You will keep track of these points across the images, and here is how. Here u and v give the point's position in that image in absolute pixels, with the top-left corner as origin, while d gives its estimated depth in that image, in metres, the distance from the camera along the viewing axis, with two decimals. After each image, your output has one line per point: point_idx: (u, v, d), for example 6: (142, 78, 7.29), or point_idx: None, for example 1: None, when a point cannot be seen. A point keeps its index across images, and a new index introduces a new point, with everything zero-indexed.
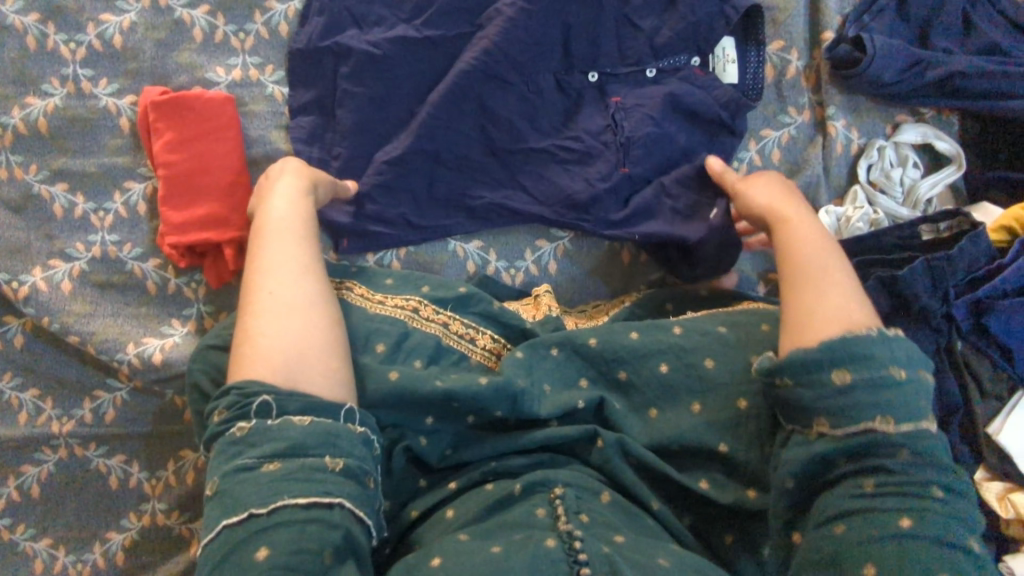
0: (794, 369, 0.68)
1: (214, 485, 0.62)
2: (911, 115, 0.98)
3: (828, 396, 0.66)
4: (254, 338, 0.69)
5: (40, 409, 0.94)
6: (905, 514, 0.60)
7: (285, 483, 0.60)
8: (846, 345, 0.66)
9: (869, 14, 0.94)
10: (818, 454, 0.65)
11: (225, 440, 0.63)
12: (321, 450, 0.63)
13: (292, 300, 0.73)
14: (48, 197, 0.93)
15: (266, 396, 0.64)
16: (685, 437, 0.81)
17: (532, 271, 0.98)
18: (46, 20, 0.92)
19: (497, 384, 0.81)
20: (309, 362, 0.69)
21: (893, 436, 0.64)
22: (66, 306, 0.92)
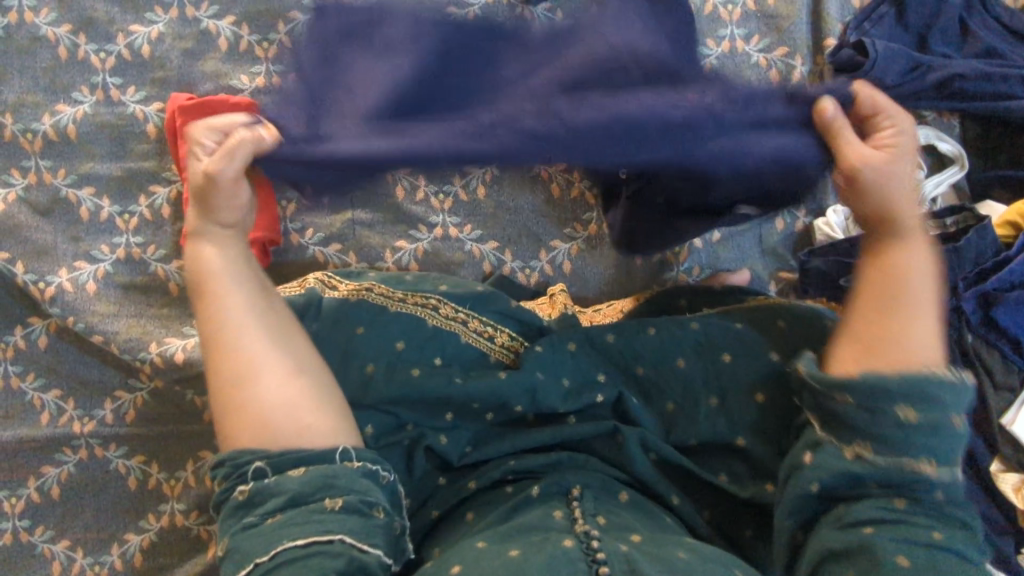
0: (858, 389, 0.62)
1: (223, 546, 0.63)
2: (914, 118, 0.99)
3: (886, 421, 0.61)
4: (232, 407, 0.66)
5: (62, 409, 0.95)
6: (937, 534, 0.59)
7: (286, 531, 0.61)
8: (921, 382, 0.61)
9: (869, 21, 0.98)
10: (853, 471, 0.62)
11: (230, 504, 0.65)
12: (319, 495, 0.63)
13: (253, 361, 0.67)
14: (75, 200, 0.95)
15: (260, 462, 0.64)
16: (703, 433, 0.83)
17: (545, 271, 1.00)
18: (77, 31, 0.95)
19: (518, 378, 0.85)
20: (286, 422, 0.66)
21: (936, 475, 0.61)
22: (91, 307, 0.94)
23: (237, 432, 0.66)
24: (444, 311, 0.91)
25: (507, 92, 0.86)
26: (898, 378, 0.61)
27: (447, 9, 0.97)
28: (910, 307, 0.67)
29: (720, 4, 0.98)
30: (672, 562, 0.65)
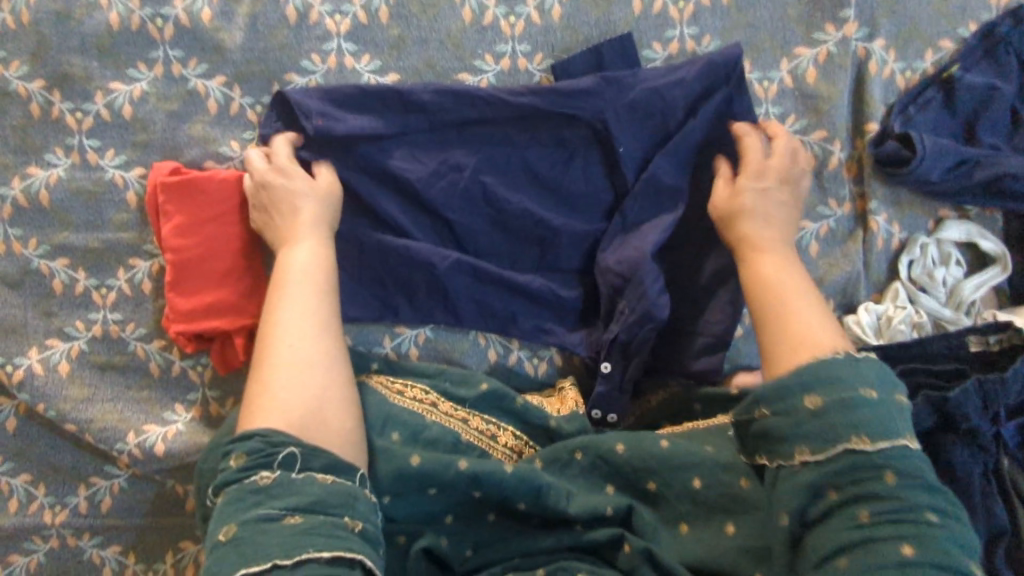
0: (772, 398, 0.66)
1: (228, 531, 0.59)
2: (954, 210, 0.94)
3: (805, 423, 0.64)
4: (264, 391, 0.68)
5: (31, 496, 0.89)
6: (905, 539, 0.58)
7: (311, 537, 0.58)
8: (819, 369, 0.65)
9: (915, 105, 0.91)
10: (806, 484, 0.62)
11: (244, 486, 0.61)
12: (340, 511, 0.61)
13: (303, 354, 0.71)
14: (48, 272, 0.88)
15: (293, 448, 0.63)
16: (717, 559, 0.72)
17: (556, 360, 0.93)
18: (52, 87, 0.87)
19: (522, 472, 0.77)
20: (327, 418, 0.68)
21: (874, 456, 0.62)
22: (64, 391, 0.87)
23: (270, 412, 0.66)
24: (443, 407, 0.84)
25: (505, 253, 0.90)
26: (795, 372, 0.66)
27: (460, 76, 0.90)
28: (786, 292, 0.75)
29: (755, 79, 0.91)
30: None
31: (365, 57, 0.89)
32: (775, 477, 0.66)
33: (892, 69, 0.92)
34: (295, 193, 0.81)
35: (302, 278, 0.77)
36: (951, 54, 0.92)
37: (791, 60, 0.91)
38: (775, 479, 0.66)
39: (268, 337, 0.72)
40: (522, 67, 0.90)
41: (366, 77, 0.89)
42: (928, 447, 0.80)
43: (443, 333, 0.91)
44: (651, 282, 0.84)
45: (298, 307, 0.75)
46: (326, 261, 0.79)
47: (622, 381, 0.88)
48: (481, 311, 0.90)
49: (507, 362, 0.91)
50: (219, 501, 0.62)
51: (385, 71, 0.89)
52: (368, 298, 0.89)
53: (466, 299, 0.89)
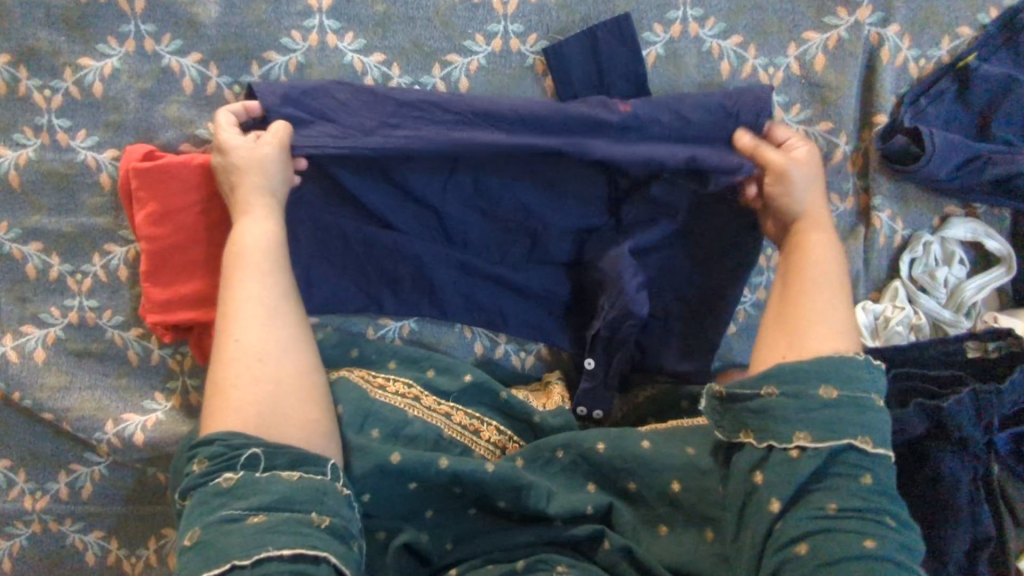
0: (781, 380, 0.65)
1: (193, 535, 0.57)
2: (962, 208, 0.90)
3: (813, 410, 0.63)
4: (223, 388, 0.66)
5: (12, 482, 0.88)
6: (869, 534, 0.58)
7: (272, 535, 0.56)
8: (837, 365, 0.65)
9: (927, 97, 0.86)
10: (795, 471, 0.61)
11: (208, 491, 0.59)
12: (306, 506, 0.59)
13: (254, 344, 0.68)
14: (21, 256, 0.85)
15: (255, 449, 0.61)
16: (696, 563, 0.71)
17: (543, 354, 0.91)
18: (16, 62, 0.82)
19: (505, 471, 0.75)
20: (291, 415, 0.66)
21: (863, 457, 0.62)
22: (40, 379, 0.85)
23: (226, 411, 0.64)
24: (426, 401, 0.83)
25: (494, 247, 0.88)
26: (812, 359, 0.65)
27: (448, 57, 0.86)
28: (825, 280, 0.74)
29: (760, 66, 0.86)
30: None
31: (348, 35, 0.85)
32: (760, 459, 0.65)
33: (906, 56, 0.87)
34: (239, 168, 0.76)
35: (256, 255, 0.73)
36: (969, 41, 0.87)
37: (800, 45, 0.86)
38: (763, 461, 0.64)
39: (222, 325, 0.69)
40: (515, 48, 0.86)
41: (349, 57, 0.85)
42: (916, 455, 0.78)
43: (428, 324, 0.89)
44: (632, 282, 0.82)
45: (251, 291, 0.70)
46: (281, 239, 0.75)
47: (606, 376, 0.87)
48: (468, 303, 0.88)
49: (492, 355, 0.90)
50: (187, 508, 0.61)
51: (369, 50, 0.85)
52: (353, 291, 0.87)
53: (451, 291, 0.87)
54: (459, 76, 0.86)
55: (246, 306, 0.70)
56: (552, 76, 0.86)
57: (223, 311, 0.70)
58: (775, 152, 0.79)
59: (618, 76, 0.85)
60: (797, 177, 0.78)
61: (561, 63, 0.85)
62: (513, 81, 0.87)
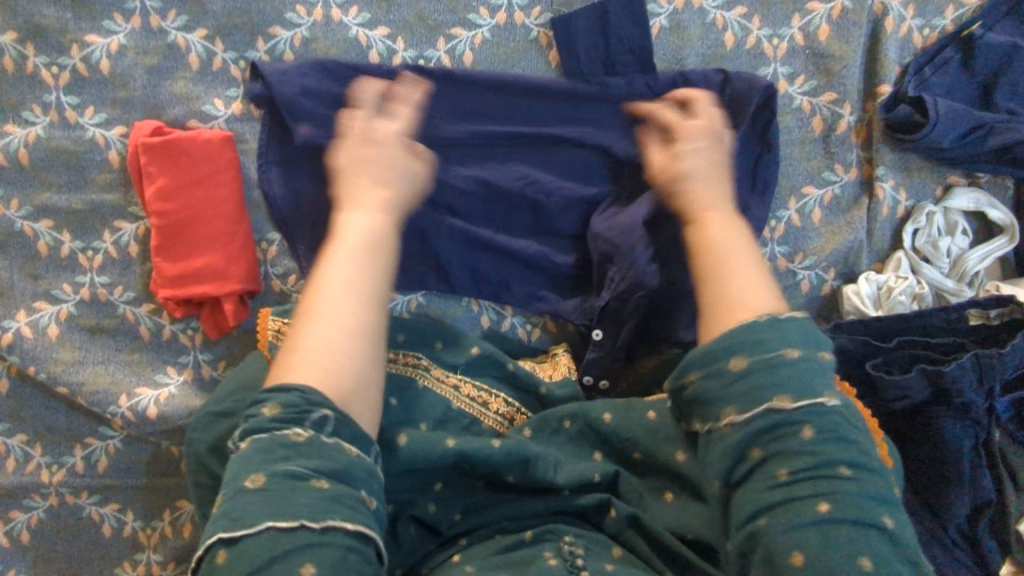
0: (700, 362, 0.60)
1: (256, 480, 0.52)
2: (965, 177, 0.91)
3: (730, 386, 0.58)
4: (298, 343, 0.59)
5: (28, 455, 0.90)
6: (824, 497, 0.53)
7: (338, 505, 0.52)
8: (741, 334, 0.59)
9: (931, 66, 0.86)
10: (732, 453, 0.57)
11: (276, 439, 0.54)
12: (362, 483, 0.55)
13: (350, 311, 0.61)
14: (32, 234, 0.86)
15: (327, 412, 0.55)
16: (699, 528, 0.72)
17: (549, 327, 0.92)
18: (24, 40, 0.83)
19: (510, 446, 0.77)
20: (360, 388, 0.59)
21: (792, 414, 0.56)
22: (53, 354, 0.86)
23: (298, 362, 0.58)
24: (435, 372, 0.83)
25: (500, 221, 0.88)
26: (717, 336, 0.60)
27: (453, 30, 0.86)
28: (725, 257, 0.66)
29: (764, 37, 0.87)
30: None
31: (353, 10, 0.85)
32: (705, 442, 0.60)
33: (910, 26, 0.88)
34: (376, 140, 0.73)
35: (380, 237, 0.66)
36: (975, 10, 0.88)
37: (804, 15, 0.87)
38: (705, 447, 0.60)
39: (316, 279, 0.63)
40: (519, 22, 0.87)
41: (355, 31, 0.85)
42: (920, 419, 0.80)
43: (436, 298, 0.90)
44: (640, 253, 0.84)
45: (351, 261, 0.64)
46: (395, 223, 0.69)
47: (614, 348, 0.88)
48: (475, 276, 0.89)
49: (500, 329, 0.91)
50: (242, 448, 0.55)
51: (375, 24, 0.85)
52: None
53: (459, 265, 0.88)
54: (463, 50, 0.86)
55: (343, 270, 0.63)
56: (556, 48, 0.87)
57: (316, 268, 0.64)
58: (664, 151, 0.77)
59: (622, 49, 0.86)
60: (687, 170, 0.72)
61: (565, 36, 0.86)
62: (517, 54, 0.87)
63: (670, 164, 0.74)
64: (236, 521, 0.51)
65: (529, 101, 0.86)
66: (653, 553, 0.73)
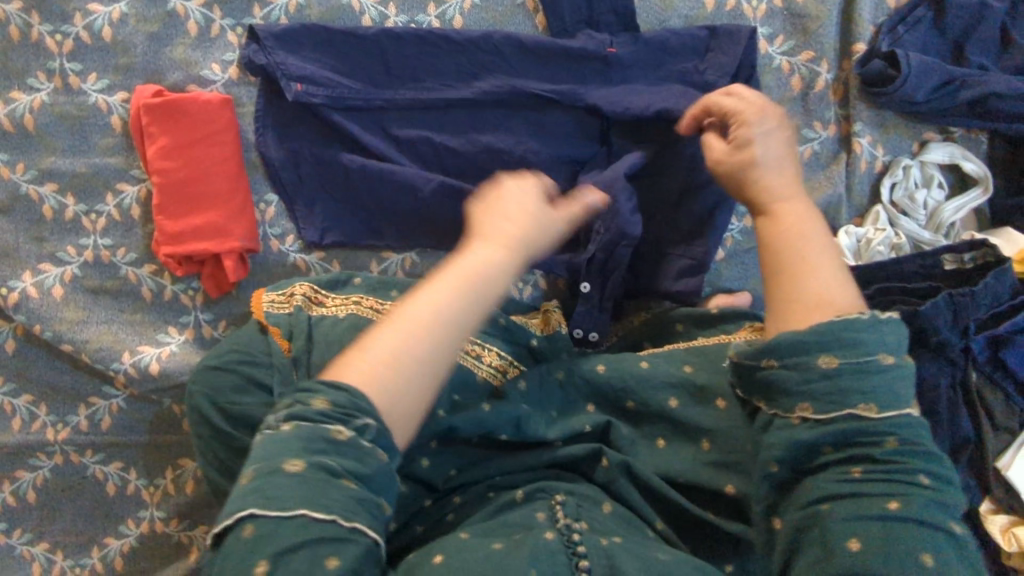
0: (779, 351, 0.57)
1: (295, 464, 0.46)
2: (940, 132, 0.94)
3: (814, 383, 0.55)
4: (364, 345, 0.52)
5: (34, 415, 0.92)
6: (895, 496, 0.52)
7: (366, 509, 0.47)
8: (839, 330, 0.56)
9: (904, 25, 0.90)
10: (803, 440, 0.55)
11: (315, 434, 0.47)
12: (386, 494, 0.49)
13: (418, 333, 0.52)
14: (37, 197, 0.89)
15: (373, 419, 0.48)
16: (691, 472, 0.74)
17: (540, 284, 0.97)
18: (30, 9, 0.86)
19: (503, 408, 0.80)
20: (397, 414, 0.50)
21: (878, 423, 0.54)
22: (59, 313, 0.89)
23: (359, 359, 0.51)
24: None
25: None
26: (810, 327, 0.57)
27: None
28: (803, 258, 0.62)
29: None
30: (653, 563, 0.60)
31: None
32: (768, 424, 0.59)
33: None
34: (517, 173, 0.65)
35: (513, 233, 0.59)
36: None
37: None
38: (768, 429, 0.59)
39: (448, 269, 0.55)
40: None
41: None
42: None
43: (428, 256, 0.92)
44: (625, 204, 0.87)
45: (489, 262, 0.56)
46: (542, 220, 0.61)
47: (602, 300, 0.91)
48: None
49: None
50: (272, 437, 0.48)
51: None
52: (354, 224, 0.90)
53: (451, 223, 0.90)
54: (453, 14, 0.90)
55: (467, 269, 0.55)
56: (542, 12, 0.90)
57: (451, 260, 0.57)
58: (725, 142, 0.71)
59: (606, 11, 0.89)
60: (757, 159, 0.68)
61: None
62: (505, 18, 0.90)
63: (732, 157, 0.70)
64: (265, 496, 0.45)
65: (516, 59, 0.88)
66: (644, 502, 0.75)
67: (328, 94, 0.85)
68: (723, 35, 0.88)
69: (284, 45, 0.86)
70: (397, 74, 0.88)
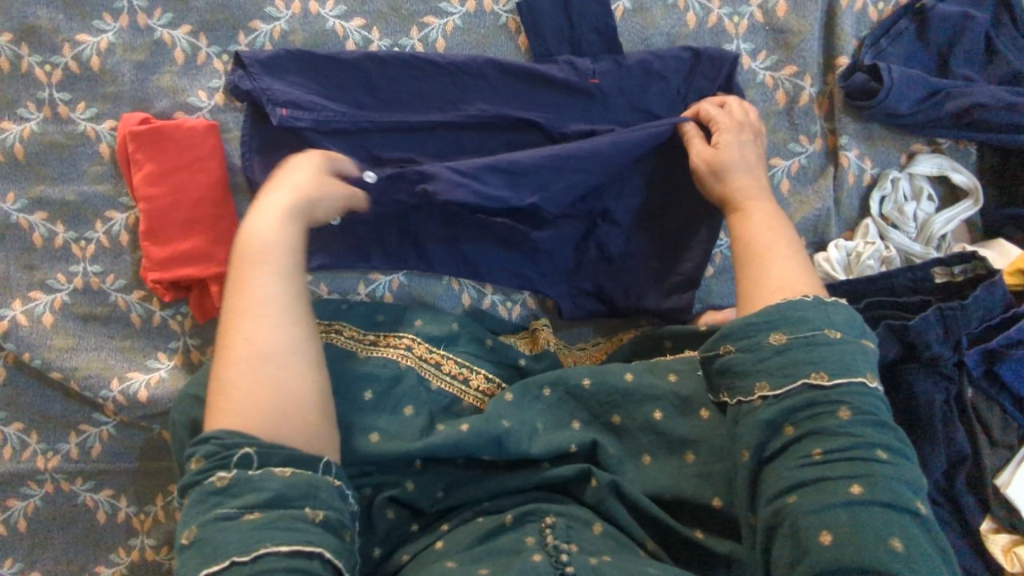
0: (736, 334, 0.68)
1: (189, 534, 0.55)
2: (928, 144, 0.94)
3: (768, 359, 0.65)
4: (221, 391, 0.62)
5: (24, 443, 0.92)
6: (856, 478, 0.58)
7: (268, 532, 0.54)
8: (785, 311, 0.67)
9: (887, 38, 0.90)
10: (765, 420, 0.63)
11: (205, 490, 0.57)
12: (300, 501, 0.57)
13: (263, 359, 0.63)
14: (27, 225, 0.89)
15: (248, 449, 0.58)
16: (677, 486, 0.74)
17: (529, 303, 0.95)
18: (19, 40, 0.87)
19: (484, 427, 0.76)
20: (291, 419, 0.62)
21: (828, 392, 0.62)
22: (48, 341, 0.89)
23: (228, 403, 0.61)
24: (417, 350, 0.84)
25: None
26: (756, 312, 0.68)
27: (425, 19, 0.90)
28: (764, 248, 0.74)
29: (725, 15, 0.90)
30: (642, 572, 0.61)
31: (329, 2, 0.89)
32: (736, 414, 0.67)
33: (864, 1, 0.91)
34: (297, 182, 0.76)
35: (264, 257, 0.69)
36: None
37: None
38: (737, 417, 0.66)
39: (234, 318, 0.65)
40: (489, 9, 0.91)
41: (332, 23, 0.89)
42: (892, 379, 0.81)
43: (417, 278, 0.92)
44: None
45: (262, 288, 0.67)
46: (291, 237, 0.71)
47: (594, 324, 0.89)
48: (454, 254, 0.92)
49: (480, 306, 0.93)
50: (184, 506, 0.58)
51: (350, 16, 0.89)
52: (342, 247, 0.90)
53: (437, 243, 0.91)
54: (436, 37, 0.90)
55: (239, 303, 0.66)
56: (525, 33, 0.91)
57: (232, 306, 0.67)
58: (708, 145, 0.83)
59: (587, 30, 0.89)
60: (731, 163, 0.81)
61: (534, 19, 0.89)
62: (488, 40, 0.91)
63: (715, 155, 0.81)
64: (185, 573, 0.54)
65: (499, 80, 0.89)
66: (632, 521, 0.74)
67: (314, 117, 0.85)
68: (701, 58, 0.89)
69: (268, 70, 0.86)
70: (383, 97, 0.88)
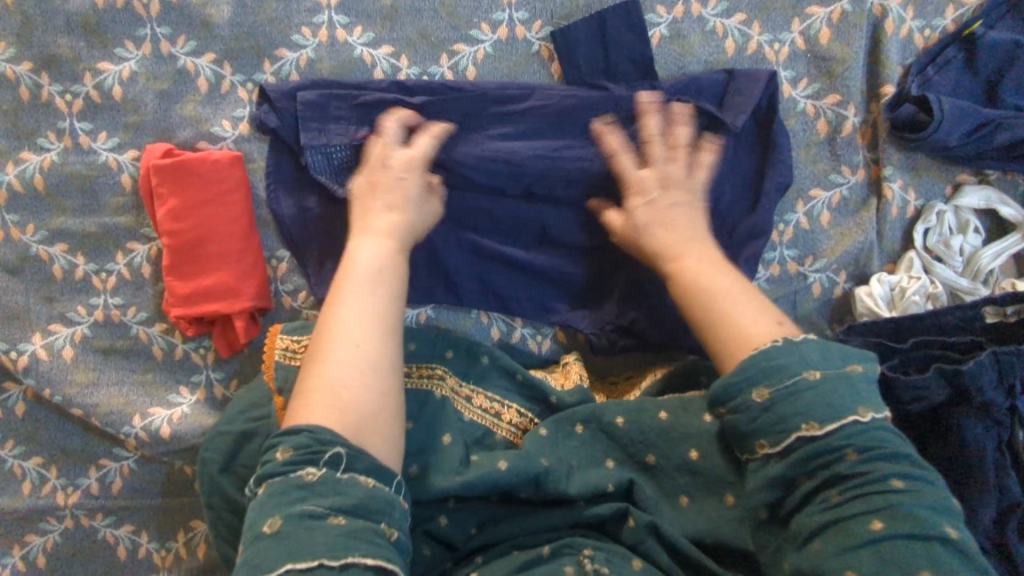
0: (722, 395, 0.62)
1: (270, 523, 0.53)
2: (975, 175, 0.90)
3: (756, 420, 0.60)
4: (315, 386, 0.61)
5: (44, 478, 0.90)
6: (876, 515, 0.55)
7: (355, 540, 0.53)
8: (759, 363, 0.61)
9: (933, 66, 0.87)
10: (774, 477, 0.59)
11: (290, 481, 0.55)
12: (381, 515, 0.56)
13: (358, 363, 0.63)
14: (47, 258, 0.87)
15: (341, 449, 0.57)
16: (718, 531, 0.68)
17: (558, 337, 0.92)
18: (40, 69, 0.85)
19: (518, 465, 0.72)
20: (375, 422, 0.61)
21: (828, 439, 0.57)
22: (68, 375, 0.87)
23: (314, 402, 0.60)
24: (449, 382, 0.81)
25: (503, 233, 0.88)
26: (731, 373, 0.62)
27: (456, 46, 0.88)
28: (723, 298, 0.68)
29: (765, 42, 0.87)
30: None
31: (357, 29, 0.87)
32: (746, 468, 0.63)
33: (910, 27, 0.88)
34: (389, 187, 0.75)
35: (370, 273, 0.69)
36: (975, 9, 0.88)
37: (803, 20, 0.87)
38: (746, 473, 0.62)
39: (329, 320, 0.65)
40: (520, 36, 0.88)
41: (359, 51, 0.87)
42: (940, 420, 0.77)
43: (444, 311, 0.90)
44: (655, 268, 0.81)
45: (362, 298, 0.67)
46: (396, 260, 0.72)
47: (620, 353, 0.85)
48: (483, 288, 0.89)
49: (510, 340, 0.91)
50: (258, 493, 0.56)
51: (378, 43, 0.87)
52: None
53: (466, 277, 0.88)
54: (466, 65, 0.88)
55: (341, 307, 0.66)
56: (558, 61, 0.88)
57: (330, 308, 0.67)
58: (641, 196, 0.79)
59: (623, 59, 0.86)
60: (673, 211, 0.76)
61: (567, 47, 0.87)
62: (519, 68, 0.88)
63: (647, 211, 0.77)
64: (257, 566, 0.52)
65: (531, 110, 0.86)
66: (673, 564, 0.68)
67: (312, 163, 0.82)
68: (739, 84, 0.85)
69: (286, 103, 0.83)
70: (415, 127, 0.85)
